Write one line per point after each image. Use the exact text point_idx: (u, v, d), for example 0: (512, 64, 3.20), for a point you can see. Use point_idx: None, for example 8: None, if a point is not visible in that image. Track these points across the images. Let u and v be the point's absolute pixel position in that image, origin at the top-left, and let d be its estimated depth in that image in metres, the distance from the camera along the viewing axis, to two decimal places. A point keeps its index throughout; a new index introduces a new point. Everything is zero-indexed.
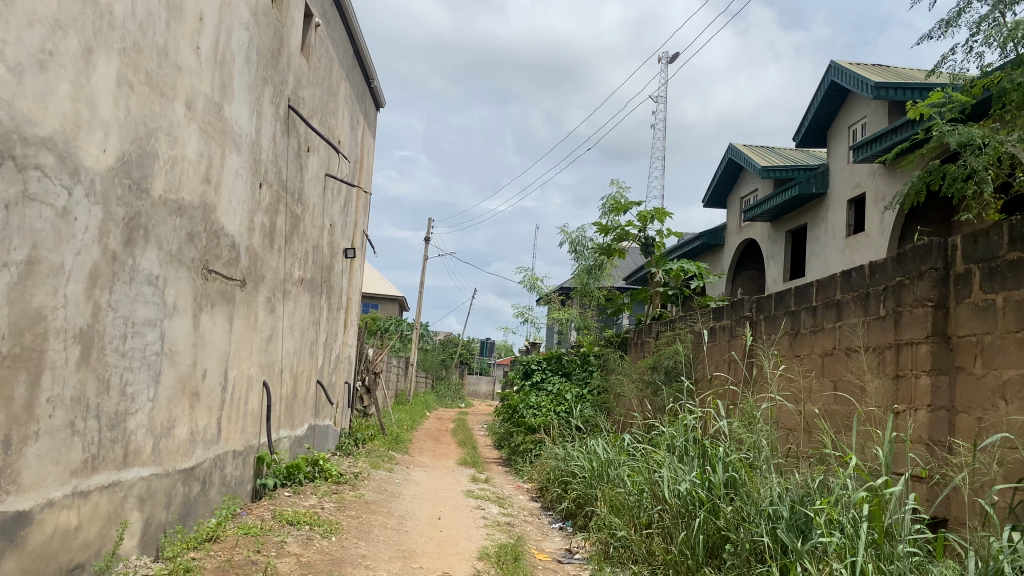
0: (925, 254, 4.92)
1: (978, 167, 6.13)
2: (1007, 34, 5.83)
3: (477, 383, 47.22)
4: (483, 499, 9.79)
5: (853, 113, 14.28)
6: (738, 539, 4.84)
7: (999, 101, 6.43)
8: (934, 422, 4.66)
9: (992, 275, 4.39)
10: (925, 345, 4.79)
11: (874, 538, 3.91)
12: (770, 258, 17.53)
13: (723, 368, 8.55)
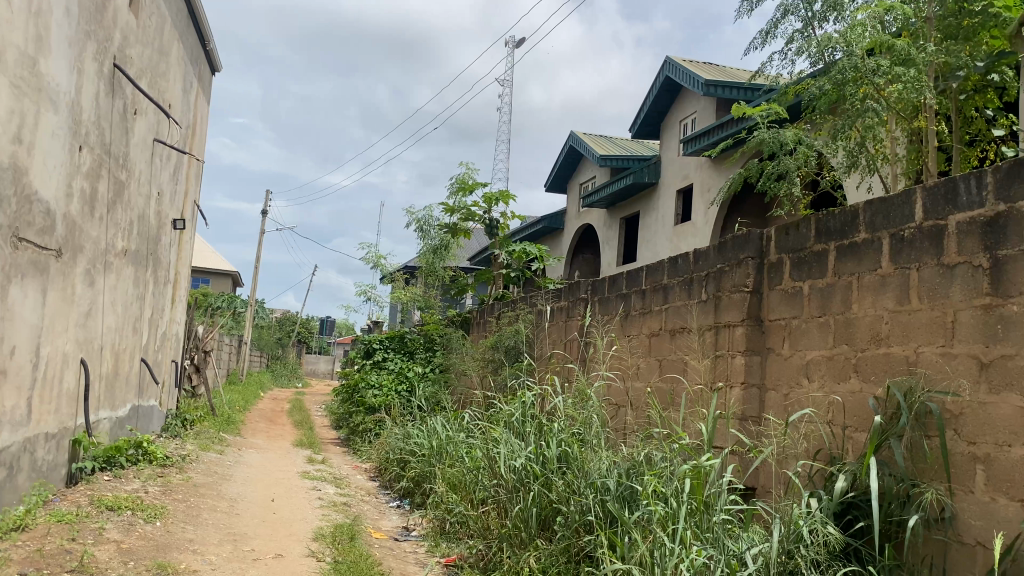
0: (743, 244, 5.30)
1: (790, 167, 6.60)
2: (812, 45, 6.24)
3: (316, 363, 46.22)
4: (319, 480, 9.63)
5: (685, 109, 15.07)
6: (568, 511, 5.04)
7: (810, 107, 6.96)
8: (747, 399, 5.04)
9: (800, 265, 4.80)
10: (741, 327, 5.16)
11: (692, 508, 4.19)
12: (606, 243, 18.21)
13: (560, 347, 8.85)
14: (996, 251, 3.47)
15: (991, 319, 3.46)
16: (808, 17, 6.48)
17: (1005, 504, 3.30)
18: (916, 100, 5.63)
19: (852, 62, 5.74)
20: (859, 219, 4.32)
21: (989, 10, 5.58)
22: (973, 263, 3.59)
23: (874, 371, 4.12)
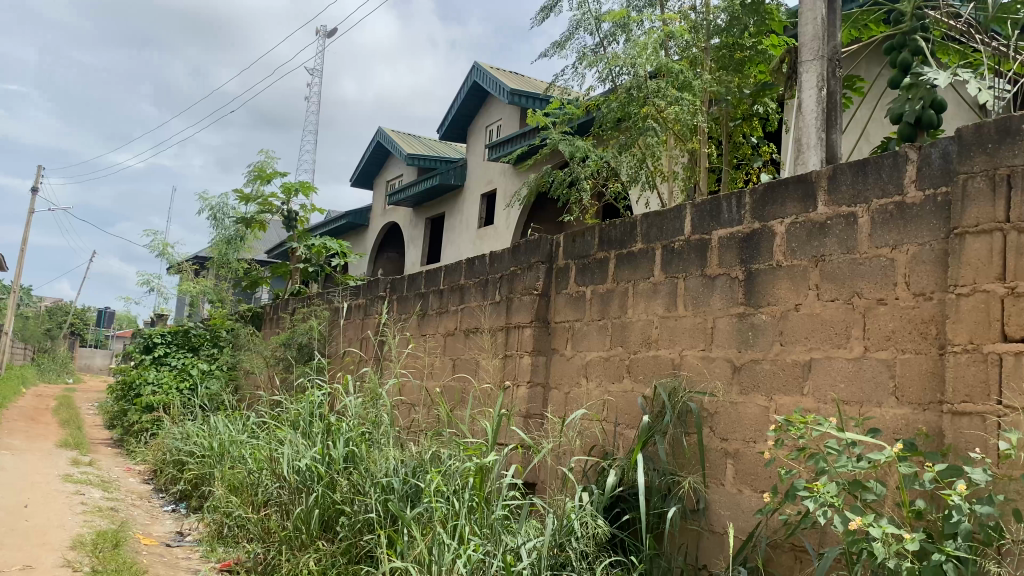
0: (534, 248, 5.48)
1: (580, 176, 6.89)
2: (603, 61, 6.50)
3: (90, 357, 42.53)
4: (83, 484, 8.84)
5: (491, 115, 15.37)
6: (351, 512, 4.95)
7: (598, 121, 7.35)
8: (532, 397, 5.22)
9: (584, 271, 5.03)
10: (529, 329, 5.32)
11: (473, 505, 4.25)
12: (410, 242, 18.18)
13: (355, 345, 8.71)
14: (750, 265, 3.81)
15: (744, 326, 3.81)
16: (602, 34, 6.79)
17: (749, 495, 3.63)
18: (692, 121, 6.07)
19: (638, 82, 6.12)
20: (637, 230, 4.60)
21: (758, 46, 6.21)
22: (731, 275, 3.92)
23: (645, 372, 4.40)
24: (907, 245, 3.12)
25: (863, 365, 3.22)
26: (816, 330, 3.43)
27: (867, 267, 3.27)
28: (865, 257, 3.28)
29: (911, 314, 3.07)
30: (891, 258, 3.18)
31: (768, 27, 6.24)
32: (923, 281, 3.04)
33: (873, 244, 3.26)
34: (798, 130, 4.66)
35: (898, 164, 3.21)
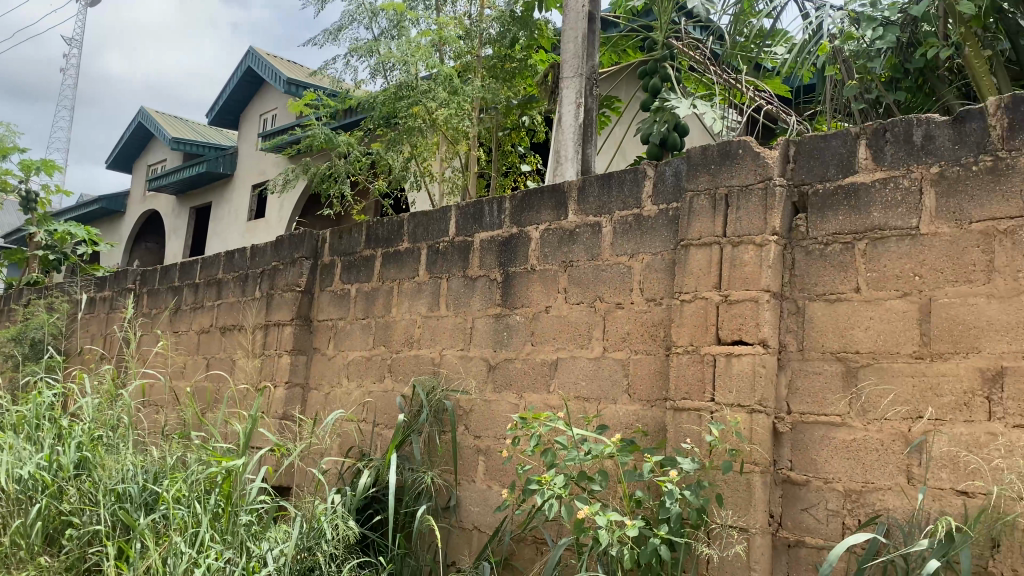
0: (298, 243, 5.30)
1: (343, 169, 6.58)
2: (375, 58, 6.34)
3: None
4: None
5: (266, 104, 14.75)
6: (79, 524, 4.50)
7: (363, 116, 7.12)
8: (289, 398, 5.04)
9: (350, 268, 4.95)
10: (290, 327, 5.14)
11: (218, 510, 3.95)
12: (172, 232, 16.98)
13: (98, 342, 7.97)
14: (508, 267, 3.93)
15: (499, 326, 3.92)
16: (376, 28, 6.61)
17: (498, 491, 3.75)
18: (459, 125, 6.12)
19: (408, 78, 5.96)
20: (403, 229, 4.60)
21: (527, 60, 6.45)
22: (490, 277, 4.03)
23: (404, 371, 4.40)
24: (643, 254, 3.36)
25: (602, 365, 3.42)
26: (563, 332, 3.61)
27: (609, 272, 3.48)
28: (607, 263, 3.49)
29: (643, 317, 3.30)
30: (629, 265, 3.40)
31: (537, 42, 6.51)
32: (655, 288, 3.29)
33: (615, 251, 3.47)
34: (557, 141, 4.89)
35: (639, 179, 3.44)
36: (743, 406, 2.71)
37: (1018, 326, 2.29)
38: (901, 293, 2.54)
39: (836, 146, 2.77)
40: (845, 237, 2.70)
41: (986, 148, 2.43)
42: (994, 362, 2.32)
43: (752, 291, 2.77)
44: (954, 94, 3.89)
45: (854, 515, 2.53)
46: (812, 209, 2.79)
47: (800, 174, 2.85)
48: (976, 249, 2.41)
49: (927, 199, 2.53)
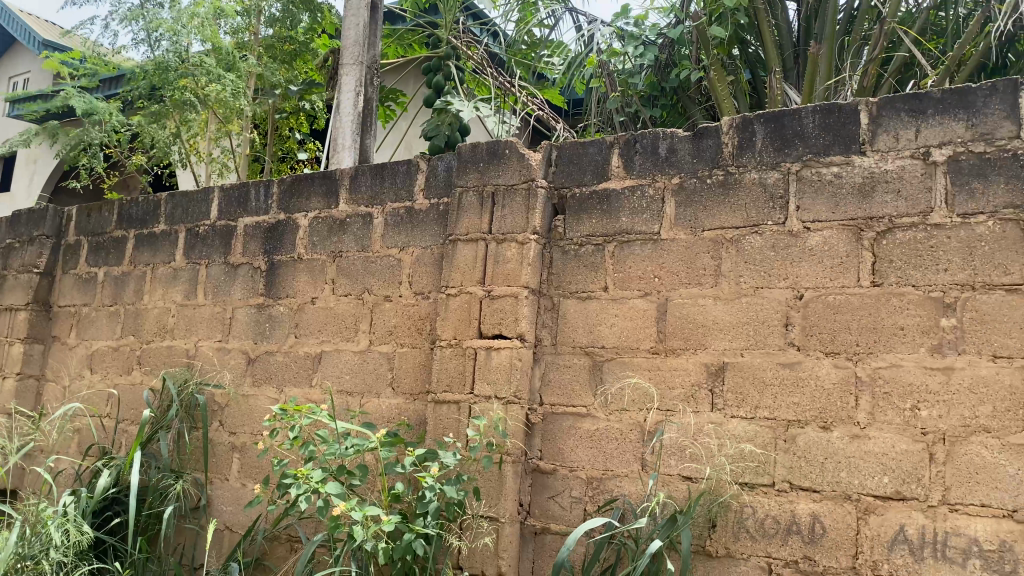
0: (38, 220, 4.77)
1: (93, 138, 5.93)
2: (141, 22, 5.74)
3: None
4: None
5: (15, 65, 13.20)
6: None
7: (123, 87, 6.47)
8: (21, 391, 4.52)
9: (98, 250, 4.53)
10: (23, 312, 4.61)
11: None
12: None
13: None
14: (273, 256, 3.77)
15: (261, 317, 3.75)
16: None
17: (252, 489, 3.58)
18: (234, 105, 5.70)
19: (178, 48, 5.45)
20: (160, 210, 4.28)
21: (309, 44, 6.15)
22: (253, 265, 3.84)
23: (155, 363, 4.09)
24: (412, 247, 3.34)
25: (367, 358, 3.37)
26: (329, 324, 3.52)
27: (377, 265, 3.43)
28: (376, 255, 3.45)
29: (409, 311, 3.29)
30: (398, 258, 3.38)
31: (320, 26, 6.23)
32: (422, 281, 3.28)
33: (384, 244, 3.43)
34: (333, 129, 4.77)
35: (411, 172, 3.42)
36: (500, 398, 2.78)
37: (738, 325, 2.52)
38: (643, 293, 2.71)
39: (593, 154, 2.91)
40: (597, 239, 2.84)
41: (719, 163, 2.65)
42: (717, 358, 2.53)
43: (513, 287, 2.84)
44: (702, 114, 4.20)
45: (595, 502, 2.67)
46: (570, 211, 2.92)
47: (560, 178, 2.96)
48: (707, 255, 2.62)
49: (669, 207, 2.72)
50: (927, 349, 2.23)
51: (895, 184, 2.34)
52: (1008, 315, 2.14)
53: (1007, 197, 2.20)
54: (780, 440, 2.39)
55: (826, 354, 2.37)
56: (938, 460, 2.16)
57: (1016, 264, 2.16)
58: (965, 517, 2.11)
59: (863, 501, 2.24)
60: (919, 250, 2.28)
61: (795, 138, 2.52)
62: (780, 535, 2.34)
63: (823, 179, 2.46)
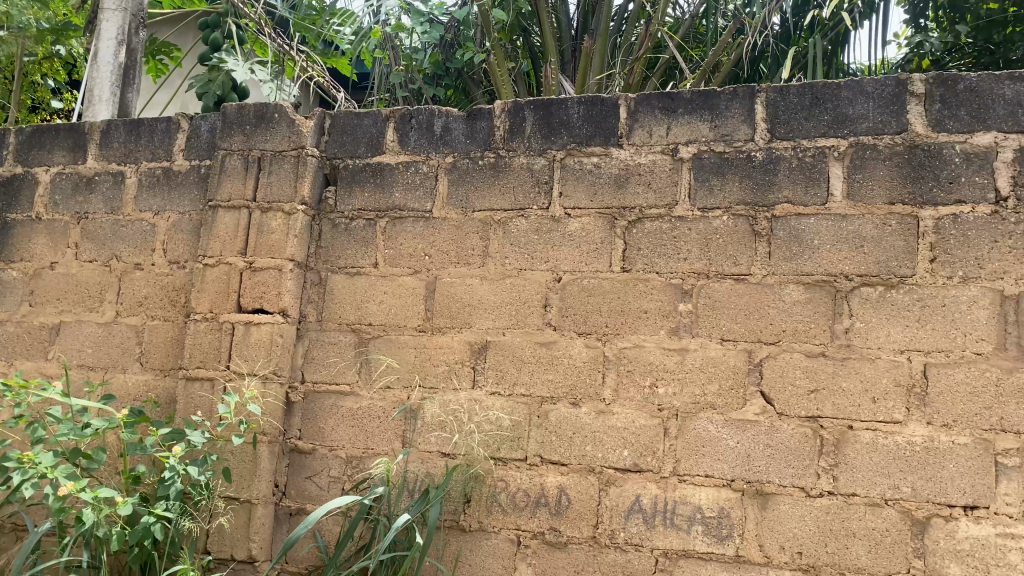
0: None
1: None
2: None
3: None
4: None
5: None
6: None
7: None
8: None
9: None
10: None
11: None
12: None
13: None
14: (7, 214, 3.37)
15: None
16: None
17: None
18: None
19: None
20: None
21: None
22: None
23: None
24: (168, 212, 3.11)
25: (112, 331, 3.10)
26: (70, 292, 3.20)
27: (128, 230, 3.16)
28: (128, 219, 3.17)
29: (163, 281, 3.06)
30: (152, 223, 3.13)
31: None
32: (178, 250, 3.06)
33: (137, 207, 3.17)
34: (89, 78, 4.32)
35: (170, 131, 3.17)
36: (257, 374, 2.66)
37: (501, 305, 2.56)
38: (412, 271, 2.67)
39: (367, 125, 2.82)
40: (368, 213, 2.76)
41: (491, 145, 2.66)
42: (480, 337, 2.56)
43: (276, 259, 2.72)
44: (483, 98, 4.29)
45: (353, 481, 2.63)
46: (341, 183, 2.82)
47: (332, 148, 2.86)
48: (476, 236, 2.62)
49: (441, 185, 2.69)
50: (666, 331, 2.38)
51: (646, 177, 2.47)
52: (735, 302, 2.31)
53: (740, 194, 2.36)
54: (534, 416, 2.46)
55: (579, 334, 2.47)
56: (671, 434, 2.32)
57: (744, 256, 2.32)
58: (691, 486, 2.27)
59: (605, 474, 2.36)
60: (663, 240, 2.42)
61: (561, 127, 2.59)
62: (530, 508, 2.41)
63: (584, 168, 2.54)
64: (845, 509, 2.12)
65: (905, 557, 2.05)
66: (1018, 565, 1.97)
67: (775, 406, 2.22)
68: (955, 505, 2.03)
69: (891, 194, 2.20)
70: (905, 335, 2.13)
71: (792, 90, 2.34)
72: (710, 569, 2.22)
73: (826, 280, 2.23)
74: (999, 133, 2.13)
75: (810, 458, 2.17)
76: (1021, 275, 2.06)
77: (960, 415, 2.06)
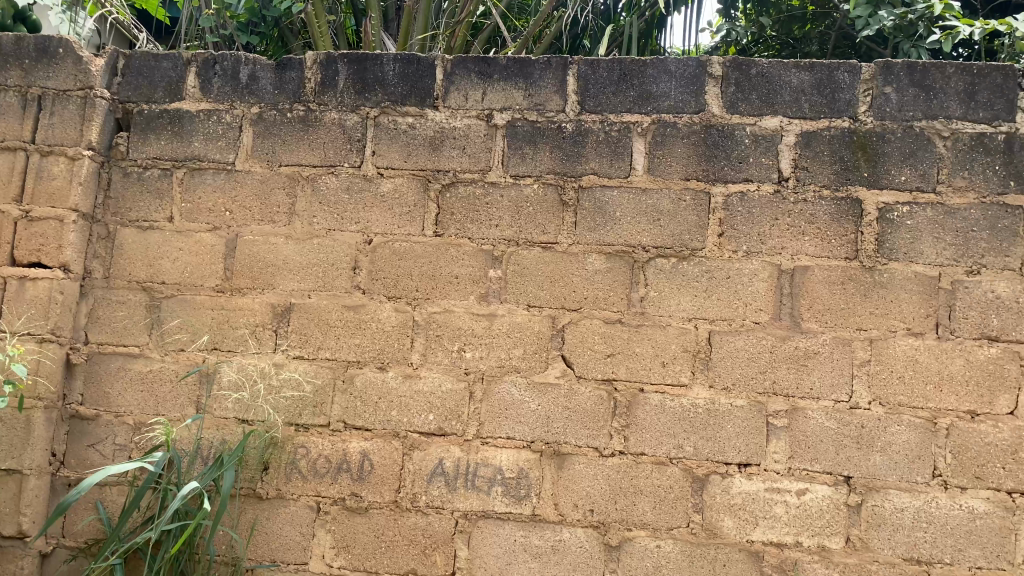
0: None
1: None
2: None
3: None
4: None
5: None
6: None
7: None
8: None
9: None
10: None
11: None
12: None
13: None
14: None
15: None
16: None
17: None
18: None
19: None
20: None
21: None
22: None
23: None
24: None
25: None
26: None
27: None
28: None
29: None
30: None
31: None
32: None
33: None
34: None
35: None
36: (31, 335, 2.42)
37: (308, 266, 2.45)
38: (211, 227, 2.52)
39: (166, 68, 2.61)
40: (164, 163, 2.57)
41: (301, 97, 2.52)
42: (284, 299, 2.45)
43: (57, 209, 2.48)
44: (300, 49, 4.09)
45: (141, 449, 2.46)
46: (134, 129, 2.60)
47: (125, 90, 2.62)
48: (282, 192, 2.50)
49: (246, 136, 2.54)
50: (475, 296, 2.36)
51: (461, 141, 2.42)
52: (541, 269, 2.34)
53: (550, 163, 2.37)
54: (338, 381, 2.39)
55: (388, 298, 2.40)
56: (476, 398, 2.32)
57: (551, 224, 2.35)
58: (493, 449, 2.29)
59: (409, 438, 2.33)
60: (475, 205, 2.39)
61: (375, 84, 2.48)
62: (331, 474, 2.35)
63: (399, 129, 2.45)
64: (634, 467, 2.22)
65: (685, 513, 2.18)
66: (781, 517, 2.14)
67: (575, 369, 2.29)
68: (731, 462, 2.18)
69: (687, 171, 2.30)
70: (693, 305, 2.25)
71: (602, 63, 2.37)
72: (507, 529, 2.26)
73: (625, 251, 2.31)
74: (785, 118, 2.26)
75: (604, 419, 2.25)
76: (796, 251, 2.22)
77: (739, 378, 2.20)
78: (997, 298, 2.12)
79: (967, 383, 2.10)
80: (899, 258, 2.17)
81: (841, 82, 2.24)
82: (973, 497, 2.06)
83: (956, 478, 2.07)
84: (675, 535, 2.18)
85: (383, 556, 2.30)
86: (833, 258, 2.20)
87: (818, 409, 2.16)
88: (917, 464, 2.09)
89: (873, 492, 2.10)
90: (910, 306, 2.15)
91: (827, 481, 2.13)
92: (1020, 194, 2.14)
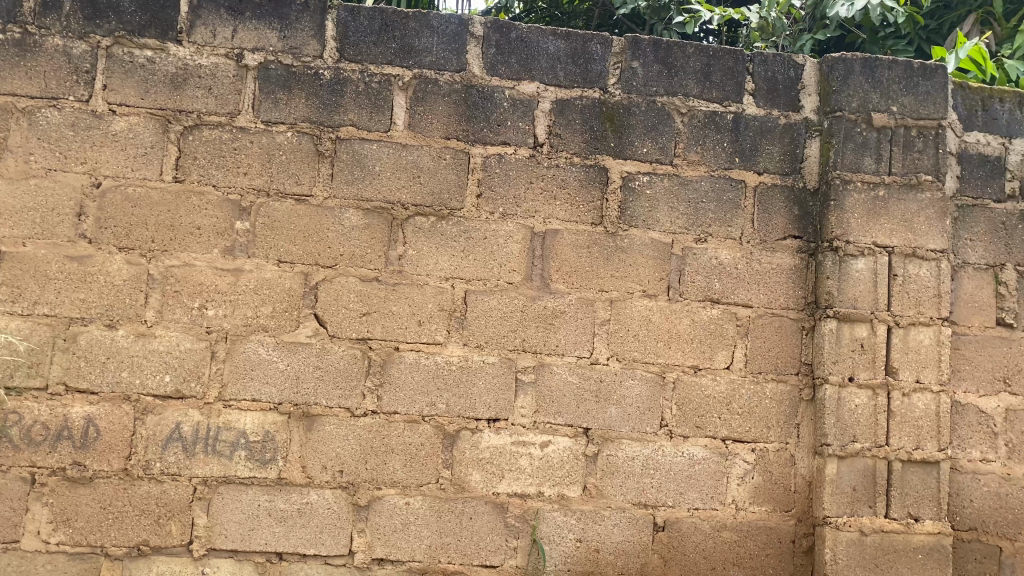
0: None
1: None
2: None
3: None
4: None
5: None
6: None
7: None
8: None
9: None
10: None
11: None
12: None
13: None
14: None
15: None
16: None
17: None
18: None
19: None
20: None
21: None
22: None
23: None
24: None
25: None
26: None
27: None
28: None
29: None
30: None
31: None
32: None
33: None
34: None
35: None
36: None
37: (21, 211, 2.17)
38: None
39: None
40: None
41: (15, 18, 2.20)
42: None
43: None
44: None
45: None
46: None
47: None
48: None
49: None
50: (220, 249, 2.21)
51: (207, 80, 2.24)
52: (294, 224, 2.23)
53: (305, 111, 2.25)
54: (59, 339, 2.15)
55: (119, 249, 2.18)
56: (218, 358, 2.18)
57: (306, 175, 2.24)
58: (237, 411, 2.17)
59: (142, 402, 2.15)
60: (222, 151, 2.23)
61: (108, 10, 2.23)
62: (48, 442, 2.12)
63: (135, 62, 2.23)
64: (386, 426, 2.20)
65: (434, 469, 2.20)
66: (526, 469, 2.22)
67: (327, 328, 2.21)
68: (480, 418, 2.22)
69: (447, 130, 2.28)
70: (450, 264, 2.25)
71: (363, 12, 2.28)
72: (250, 494, 2.16)
73: (383, 208, 2.25)
74: (542, 84, 2.32)
75: (357, 378, 2.20)
76: (547, 214, 2.29)
77: (490, 337, 2.24)
78: (720, 264, 2.31)
79: (693, 341, 2.29)
80: (639, 225, 2.31)
81: (594, 53, 2.33)
82: (694, 444, 2.25)
83: (679, 427, 2.26)
84: (424, 492, 2.19)
85: (110, 529, 2.12)
86: (580, 222, 2.30)
87: (563, 365, 2.25)
88: (647, 416, 2.25)
89: (609, 443, 2.24)
90: (648, 270, 2.30)
91: (568, 434, 2.24)
92: (744, 169, 2.34)
